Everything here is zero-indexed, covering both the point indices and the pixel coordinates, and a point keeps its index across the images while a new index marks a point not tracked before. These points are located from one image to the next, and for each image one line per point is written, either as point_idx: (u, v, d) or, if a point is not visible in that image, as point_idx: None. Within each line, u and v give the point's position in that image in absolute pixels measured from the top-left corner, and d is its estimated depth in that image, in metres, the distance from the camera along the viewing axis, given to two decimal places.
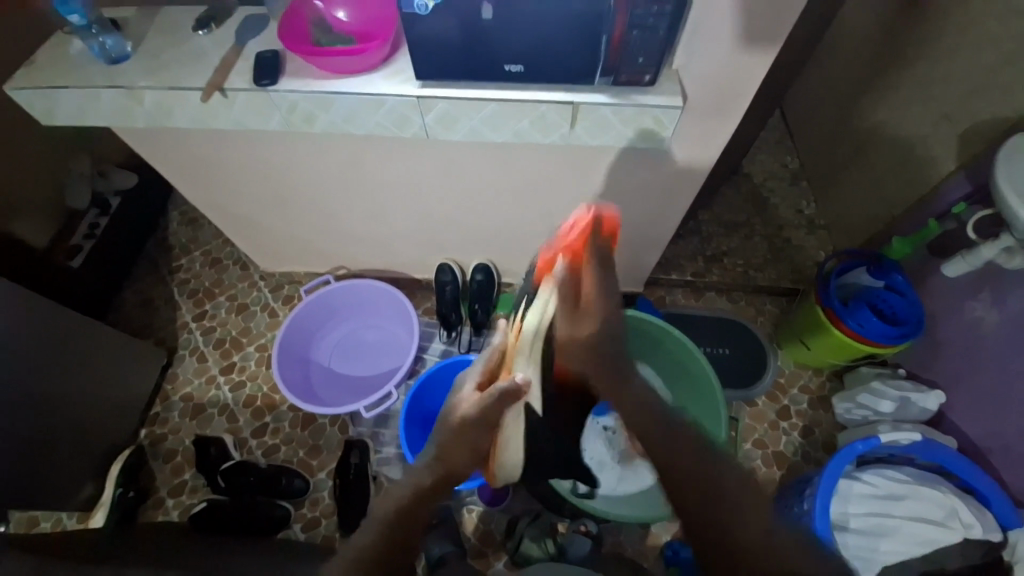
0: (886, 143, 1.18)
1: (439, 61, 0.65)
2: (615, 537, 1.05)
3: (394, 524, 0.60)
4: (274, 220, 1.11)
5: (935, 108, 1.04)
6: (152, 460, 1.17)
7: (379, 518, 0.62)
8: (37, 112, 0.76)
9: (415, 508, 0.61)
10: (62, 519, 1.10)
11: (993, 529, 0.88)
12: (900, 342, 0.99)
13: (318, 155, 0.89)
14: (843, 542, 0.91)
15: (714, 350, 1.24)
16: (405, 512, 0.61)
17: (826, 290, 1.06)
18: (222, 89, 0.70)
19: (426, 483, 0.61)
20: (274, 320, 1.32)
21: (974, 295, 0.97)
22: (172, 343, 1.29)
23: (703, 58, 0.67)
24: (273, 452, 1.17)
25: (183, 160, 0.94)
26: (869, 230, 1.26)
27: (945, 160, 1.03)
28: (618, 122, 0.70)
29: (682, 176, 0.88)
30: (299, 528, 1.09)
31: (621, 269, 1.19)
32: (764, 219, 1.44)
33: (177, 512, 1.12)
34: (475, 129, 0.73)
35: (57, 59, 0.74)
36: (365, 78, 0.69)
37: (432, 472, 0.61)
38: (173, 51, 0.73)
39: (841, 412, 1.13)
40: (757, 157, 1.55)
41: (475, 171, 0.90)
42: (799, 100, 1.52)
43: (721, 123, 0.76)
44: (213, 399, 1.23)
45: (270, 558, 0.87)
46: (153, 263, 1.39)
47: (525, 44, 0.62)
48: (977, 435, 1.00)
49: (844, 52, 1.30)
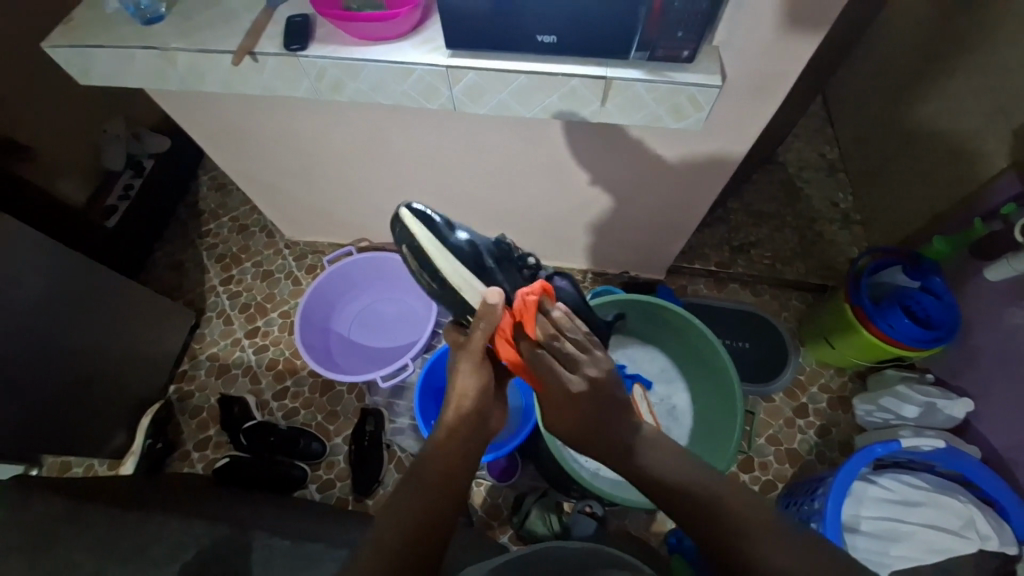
0: (935, 135, 1.11)
1: (469, 30, 0.63)
2: (620, 520, 1.06)
3: (443, 480, 0.56)
4: (299, 188, 1.12)
5: (991, 100, 0.97)
6: (179, 414, 1.23)
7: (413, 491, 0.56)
8: (74, 72, 0.77)
9: (455, 447, 0.59)
10: (94, 465, 1.18)
11: (1011, 542, 0.86)
12: (931, 346, 0.96)
13: (343, 122, 0.89)
14: (852, 544, 0.90)
15: (733, 344, 1.21)
16: (448, 474, 0.57)
17: (856, 288, 1.02)
18: (252, 53, 0.70)
19: (462, 417, 0.61)
20: (297, 288, 1.35)
21: (1016, 301, 0.92)
22: (199, 305, 1.34)
23: (746, 35, 0.64)
24: (292, 414, 1.21)
25: (213, 125, 0.95)
26: (908, 228, 1.20)
27: (998, 157, 0.97)
28: (652, 99, 0.68)
29: (712, 164, 0.86)
30: (314, 489, 1.14)
31: (644, 254, 1.17)
32: (797, 211, 1.38)
33: (201, 465, 1.17)
34: (503, 102, 0.71)
35: (94, 18, 0.75)
36: (394, 45, 0.68)
37: (465, 402, 0.61)
38: (205, 14, 0.73)
39: (861, 414, 1.10)
40: (794, 145, 1.48)
41: (500, 145, 0.88)
42: (843, 85, 1.44)
43: (758, 107, 0.73)
44: (237, 360, 1.27)
45: (285, 512, 0.91)
46: (183, 226, 1.43)
47: (557, 14, 0.60)
48: (1004, 447, 0.96)
49: (895, 36, 1.22)
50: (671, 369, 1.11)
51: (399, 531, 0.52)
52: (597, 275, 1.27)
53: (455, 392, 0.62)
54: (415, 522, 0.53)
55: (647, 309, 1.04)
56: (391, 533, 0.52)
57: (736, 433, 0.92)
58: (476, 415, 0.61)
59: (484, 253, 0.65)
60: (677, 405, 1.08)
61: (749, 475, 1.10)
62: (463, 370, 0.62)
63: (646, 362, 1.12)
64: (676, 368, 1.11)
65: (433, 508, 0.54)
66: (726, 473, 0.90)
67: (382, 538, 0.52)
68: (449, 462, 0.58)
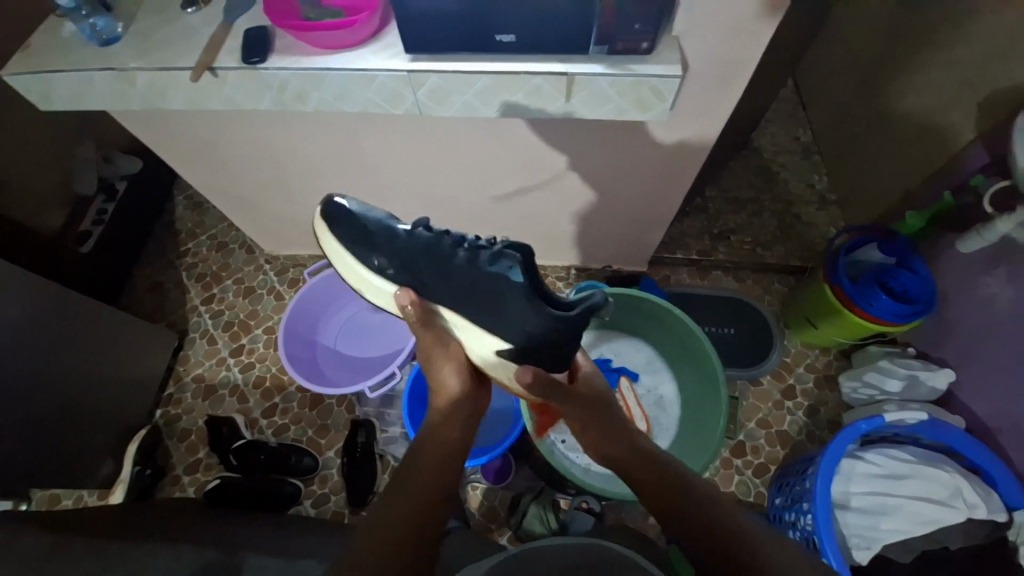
0: (902, 113, 1.13)
1: (430, 33, 0.63)
2: (617, 513, 1.06)
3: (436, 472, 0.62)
4: (276, 201, 1.11)
5: (953, 76, 0.99)
6: (167, 438, 1.21)
7: (410, 485, 0.61)
8: (34, 98, 0.76)
9: (447, 429, 0.65)
10: (83, 496, 1.15)
11: (998, 509, 0.88)
12: (909, 321, 0.97)
13: (313, 133, 0.88)
14: (844, 521, 0.91)
15: (718, 330, 1.23)
16: (443, 457, 0.63)
17: (834, 268, 1.03)
18: (212, 68, 0.69)
19: (450, 406, 0.67)
20: (280, 303, 1.34)
21: (989, 271, 0.93)
22: (182, 326, 1.32)
23: (704, 24, 0.64)
24: (282, 431, 1.20)
25: (182, 143, 0.94)
26: (883, 205, 1.22)
27: (963, 131, 0.99)
28: (616, 94, 0.68)
29: (684, 153, 0.86)
30: (309, 504, 1.13)
31: (625, 247, 1.18)
32: (773, 195, 1.40)
33: (193, 488, 1.16)
34: (468, 104, 0.71)
35: (50, 41, 0.74)
36: (356, 53, 0.68)
37: (451, 392, 0.67)
38: (164, 32, 0.72)
39: (847, 391, 1.12)
40: (768, 130, 1.50)
41: (471, 146, 0.88)
42: (812, 69, 1.46)
43: (723, 93, 0.74)
44: (224, 379, 1.26)
45: (278, 530, 0.90)
46: (161, 248, 1.41)
47: (515, 13, 0.60)
48: (986, 414, 0.98)
49: (858, 18, 1.24)
50: (657, 360, 1.11)
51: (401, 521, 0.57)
52: (581, 271, 1.27)
53: (439, 386, 0.69)
54: (412, 514, 0.58)
55: (626, 301, 1.04)
56: (394, 524, 0.57)
57: (721, 424, 0.92)
58: (462, 400, 0.67)
59: (382, 250, 0.67)
60: (664, 395, 1.09)
61: (741, 460, 1.11)
62: (442, 370, 0.69)
63: (631, 355, 1.12)
64: (661, 359, 1.11)
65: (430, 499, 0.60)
66: (702, 474, 0.90)
67: (385, 525, 0.57)
68: (447, 445, 0.64)
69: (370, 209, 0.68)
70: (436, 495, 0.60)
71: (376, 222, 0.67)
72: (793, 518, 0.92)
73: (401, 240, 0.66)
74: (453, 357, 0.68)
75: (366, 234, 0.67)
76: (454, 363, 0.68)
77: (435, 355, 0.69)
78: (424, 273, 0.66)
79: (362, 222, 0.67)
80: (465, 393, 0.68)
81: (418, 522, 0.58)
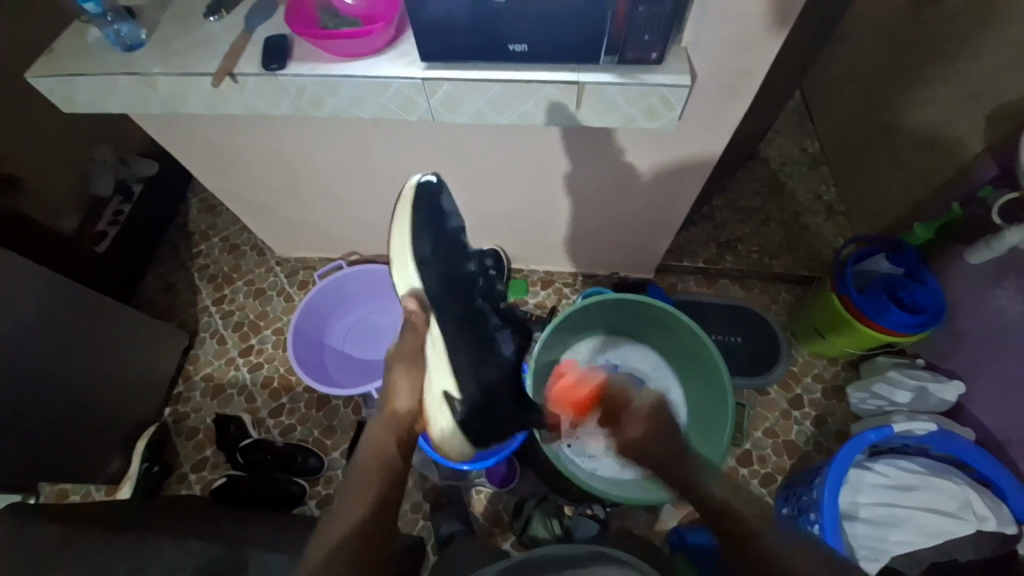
0: (911, 124, 1.13)
1: (445, 43, 0.65)
2: (623, 521, 1.06)
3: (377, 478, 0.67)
4: (288, 205, 1.14)
5: (961, 88, 0.99)
6: (175, 436, 1.22)
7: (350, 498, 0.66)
8: (58, 100, 0.78)
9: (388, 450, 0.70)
10: (91, 492, 1.17)
11: (1010, 522, 0.86)
12: (919, 332, 0.97)
13: (327, 138, 0.90)
14: (852, 532, 0.90)
15: (726, 339, 1.22)
16: (390, 469, 0.68)
17: (842, 277, 1.03)
18: (232, 74, 0.71)
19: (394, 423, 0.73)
20: (290, 304, 1.36)
21: (999, 283, 0.93)
22: (193, 326, 1.34)
23: (714, 35, 0.65)
24: (289, 431, 1.21)
25: (200, 146, 0.96)
26: (892, 216, 1.22)
27: (973, 143, 0.99)
28: (624, 102, 0.69)
29: (690, 164, 0.88)
30: (313, 505, 1.14)
31: (632, 254, 1.18)
32: (781, 205, 1.40)
33: (199, 486, 1.17)
34: (480, 111, 0.72)
35: (75, 46, 0.76)
36: (371, 61, 0.70)
37: (401, 410, 0.74)
38: (185, 38, 0.74)
39: (855, 402, 1.11)
40: (776, 140, 1.50)
41: (482, 152, 0.89)
42: (820, 81, 1.47)
43: (731, 104, 0.75)
44: (232, 379, 1.27)
45: (285, 529, 0.91)
46: (174, 248, 1.44)
47: (528, 24, 0.62)
48: (996, 427, 0.97)
49: (866, 30, 1.25)
50: (663, 367, 1.11)
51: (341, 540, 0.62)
52: (588, 278, 1.28)
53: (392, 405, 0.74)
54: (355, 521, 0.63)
55: (637, 307, 1.05)
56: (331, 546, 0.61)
57: (725, 440, 0.92)
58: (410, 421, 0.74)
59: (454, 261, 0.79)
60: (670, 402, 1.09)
61: (747, 469, 1.11)
62: (396, 389, 0.74)
63: (638, 361, 1.12)
64: (668, 365, 1.11)
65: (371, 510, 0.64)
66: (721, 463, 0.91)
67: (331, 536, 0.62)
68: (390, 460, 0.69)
69: (446, 223, 0.79)
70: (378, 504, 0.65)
71: (451, 232, 0.80)
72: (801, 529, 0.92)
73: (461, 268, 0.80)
74: (412, 379, 0.75)
75: (433, 223, 0.78)
76: (409, 386, 0.74)
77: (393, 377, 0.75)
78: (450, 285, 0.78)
79: (444, 223, 0.79)
80: (413, 410, 0.74)
81: (377, 518, 0.64)
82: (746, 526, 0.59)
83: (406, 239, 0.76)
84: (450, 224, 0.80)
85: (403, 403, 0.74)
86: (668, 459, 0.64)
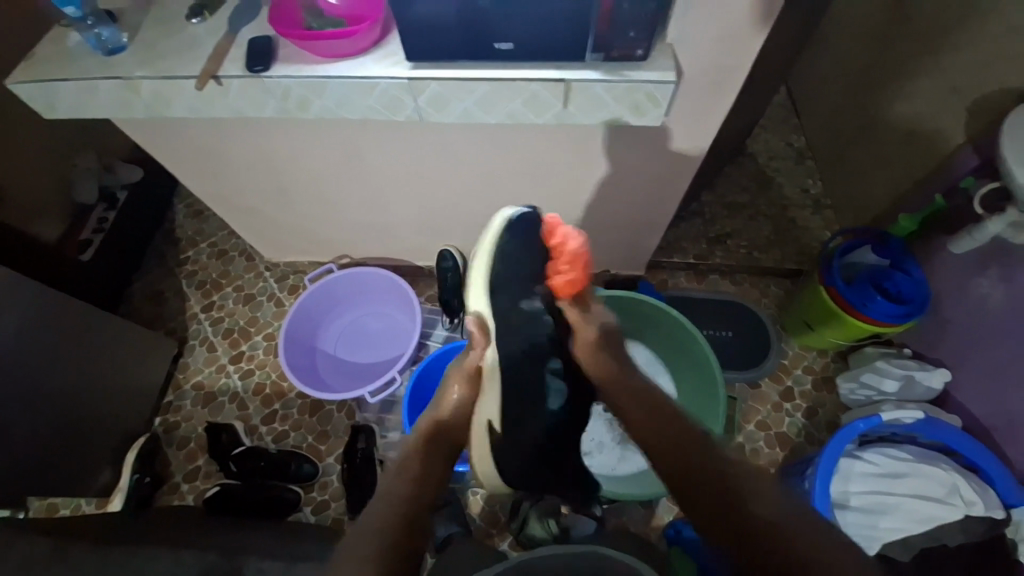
0: (893, 118, 1.15)
1: (431, 42, 0.65)
2: (619, 518, 1.06)
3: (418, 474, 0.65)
4: (277, 209, 1.13)
5: (941, 82, 1.01)
6: (166, 446, 1.20)
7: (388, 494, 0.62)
8: (38, 106, 0.77)
9: (437, 459, 0.67)
10: (80, 505, 1.15)
11: (997, 507, 0.88)
12: (905, 322, 0.98)
13: (315, 140, 0.89)
14: (843, 519, 0.91)
15: (717, 333, 1.24)
16: (433, 471, 0.66)
17: (829, 270, 1.05)
18: (217, 77, 0.70)
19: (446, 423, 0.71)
20: (281, 309, 1.34)
21: (981, 272, 0.95)
22: (181, 334, 1.32)
23: (698, 31, 0.66)
24: (282, 437, 1.19)
25: (186, 151, 0.95)
26: (877, 209, 1.24)
27: (953, 135, 1.01)
28: (611, 99, 0.70)
29: (678, 161, 0.89)
30: (308, 511, 1.12)
31: (623, 251, 1.19)
32: (769, 200, 1.42)
33: (192, 496, 1.15)
34: (468, 110, 0.73)
35: (55, 51, 0.75)
36: (358, 61, 0.69)
37: (450, 411, 0.71)
38: (168, 42, 0.73)
39: (845, 393, 1.12)
40: (762, 136, 1.52)
41: (472, 151, 0.89)
42: (804, 77, 1.49)
43: (716, 99, 0.76)
44: (223, 387, 1.26)
45: (279, 536, 0.90)
46: (161, 255, 1.42)
47: (514, 21, 0.62)
48: (982, 413, 0.99)
49: (848, 27, 1.27)
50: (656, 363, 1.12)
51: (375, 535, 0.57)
52: None
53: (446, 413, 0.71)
54: (390, 519, 0.59)
55: (626, 305, 1.05)
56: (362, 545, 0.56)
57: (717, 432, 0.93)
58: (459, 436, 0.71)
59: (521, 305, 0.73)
60: None
61: None
62: (450, 391, 0.72)
63: None
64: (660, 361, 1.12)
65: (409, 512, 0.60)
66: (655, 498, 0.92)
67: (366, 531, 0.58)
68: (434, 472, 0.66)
69: (531, 270, 0.73)
70: (412, 510, 0.61)
71: (523, 275, 0.73)
72: None
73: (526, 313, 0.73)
74: (470, 394, 0.72)
75: (506, 263, 0.73)
76: (462, 392, 0.72)
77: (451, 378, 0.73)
78: (511, 329, 0.72)
79: (518, 264, 0.73)
80: (463, 414, 0.72)
81: (411, 519, 0.60)
82: (726, 471, 0.59)
83: (483, 266, 0.74)
84: (535, 262, 0.74)
85: (456, 405, 0.72)
86: (626, 395, 0.69)
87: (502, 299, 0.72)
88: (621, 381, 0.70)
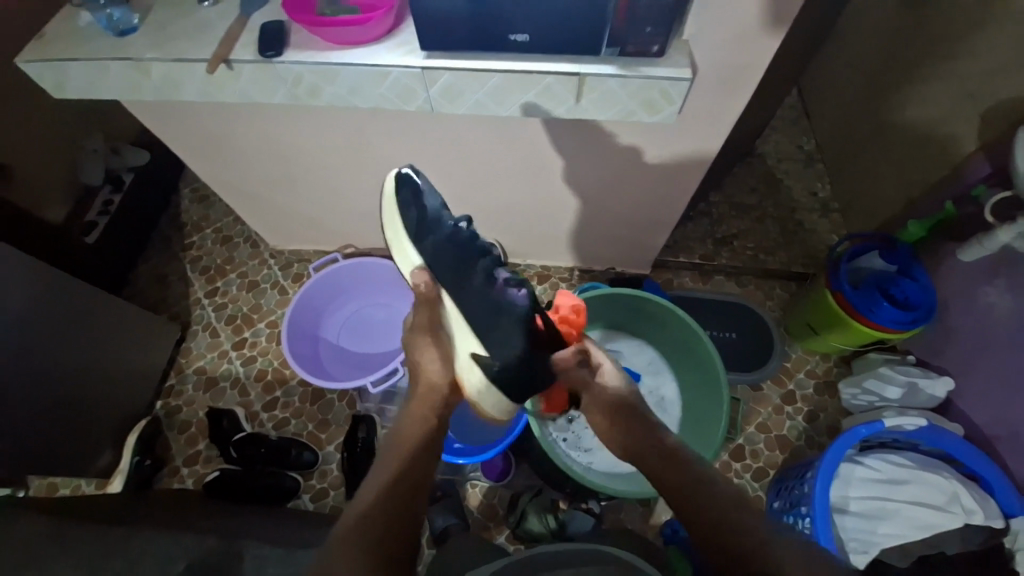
0: (906, 123, 1.14)
1: (444, 32, 0.64)
2: (616, 514, 1.07)
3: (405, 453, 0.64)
4: (284, 196, 1.13)
5: (956, 88, 1.00)
6: (167, 430, 1.21)
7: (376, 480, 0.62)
8: (48, 86, 0.76)
9: (423, 441, 0.65)
10: (80, 485, 1.15)
11: (997, 516, 0.88)
12: (910, 329, 0.98)
13: (324, 128, 0.89)
14: (841, 524, 0.92)
15: (720, 335, 1.23)
16: (416, 449, 0.64)
17: (836, 274, 1.04)
18: (228, 60, 0.70)
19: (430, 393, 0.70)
20: (284, 297, 1.34)
21: (989, 281, 0.94)
22: (185, 318, 1.32)
23: (714, 29, 0.65)
24: (283, 425, 1.20)
25: (194, 135, 0.94)
26: (886, 214, 1.23)
27: (967, 142, 1.00)
28: (625, 95, 0.69)
29: (689, 161, 0.88)
30: (308, 498, 1.13)
31: (629, 249, 1.19)
32: (777, 202, 1.41)
33: (191, 480, 1.16)
34: (479, 101, 0.72)
35: (66, 31, 0.74)
36: (370, 49, 0.69)
37: (432, 377, 0.70)
38: (179, 24, 0.73)
39: (846, 398, 1.11)
40: (772, 138, 1.51)
41: (481, 144, 0.89)
42: (816, 79, 1.48)
43: (730, 98, 0.75)
44: (225, 372, 1.26)
45: (279, 523, 0.90)
46: (166, 239, 1.42)
47: (529, 13, 0.61)
48: (985, 422, 0.99)
49: (863, 29, 1.25)
50: (659, 361, 1.12)
51: (359, 527, 0.57)
52: (584, 272, 1.28)
53: (424, 372, 0.71)
54: (381, 504, 0.59)
55: (631, 303, 1.05)
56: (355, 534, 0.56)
57: (720, 430, 0.93)
58: (444, 389, 0.69)
59: (447, 232, 0.68)
60: (666, 396, 1.10)
61: (740, 464, 1.12)
62: (425, 355, 0.71)
63: (635, 356, 1.13)
64: (664, 360, 1.12)
65: (401, 498, 0.60)
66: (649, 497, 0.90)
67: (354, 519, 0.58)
68: (423, 436, 0.66)
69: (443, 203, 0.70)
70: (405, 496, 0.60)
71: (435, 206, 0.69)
72: (791, 521, 0.93)
73: (454, 237, 0.67)
74: (441, 346, 0.70)
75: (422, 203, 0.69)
76: (438, 351, 0.70)
77: (416, 343, 0.72)
78: (446, 259, 0.67)
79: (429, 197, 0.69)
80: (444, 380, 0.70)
81: (401, 510, 0.59)
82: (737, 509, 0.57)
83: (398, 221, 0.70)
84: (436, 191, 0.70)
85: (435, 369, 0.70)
86: (649, 455, 0.64)
87: (430, 233, 0.68)
88: (643, 444, 0.65)
